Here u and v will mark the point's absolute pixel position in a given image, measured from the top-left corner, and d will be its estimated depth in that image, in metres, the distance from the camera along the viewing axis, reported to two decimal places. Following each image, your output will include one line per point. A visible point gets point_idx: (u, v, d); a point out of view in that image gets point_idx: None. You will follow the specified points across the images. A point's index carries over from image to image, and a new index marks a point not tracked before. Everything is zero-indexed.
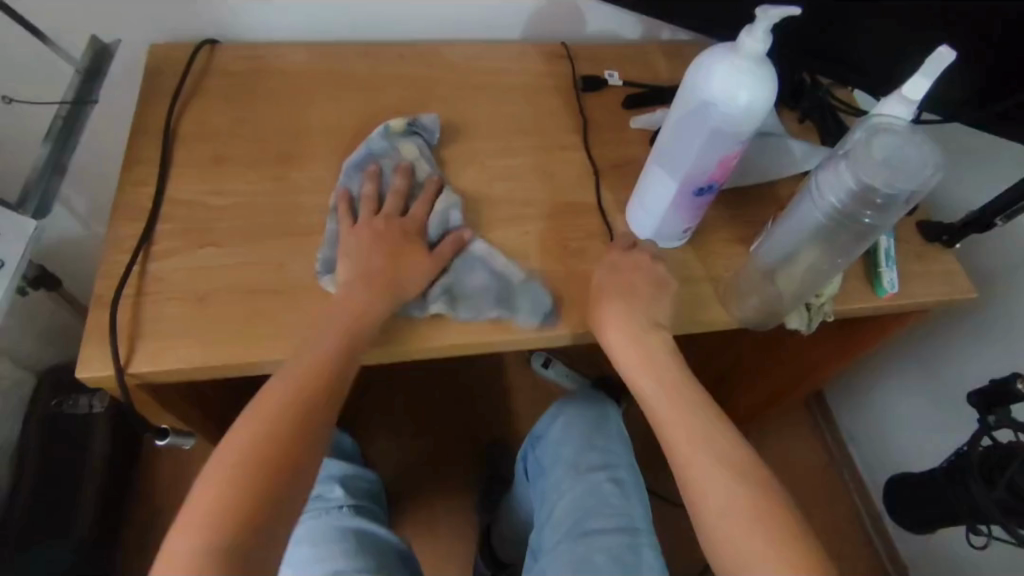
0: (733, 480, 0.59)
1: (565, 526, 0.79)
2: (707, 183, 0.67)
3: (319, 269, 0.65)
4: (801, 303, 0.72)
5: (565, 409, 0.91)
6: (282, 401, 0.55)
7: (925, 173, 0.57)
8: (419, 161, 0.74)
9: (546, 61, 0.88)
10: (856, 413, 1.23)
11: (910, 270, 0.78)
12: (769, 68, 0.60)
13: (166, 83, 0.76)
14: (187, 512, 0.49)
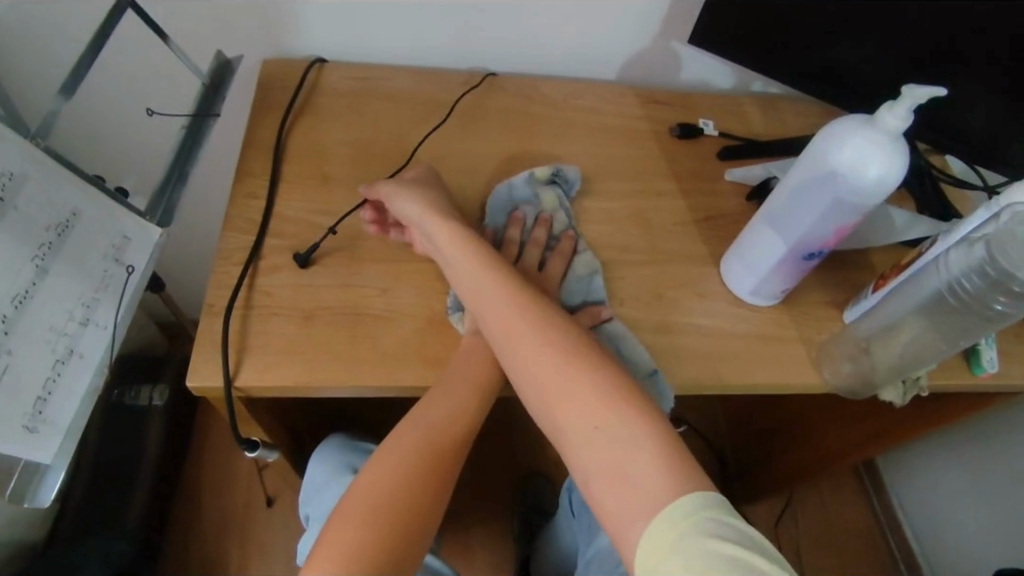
0: (532, 340, 0.57)
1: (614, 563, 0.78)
2: (818, 251, 0.64)
3: (449, 305, 0.67)
4: (897, 378, 0.69)
5: None
6: (418, 443, 0.58)
7: None
8: (557, 213, 0.77)
9: (641, 105, 0.92)
10: (911, 481, 1.24)
11: (1012, 350, 0.75)
12: (904, 146, 0.56)
13: (280, 97, 0.82)
14: (322, 549, 0.50)
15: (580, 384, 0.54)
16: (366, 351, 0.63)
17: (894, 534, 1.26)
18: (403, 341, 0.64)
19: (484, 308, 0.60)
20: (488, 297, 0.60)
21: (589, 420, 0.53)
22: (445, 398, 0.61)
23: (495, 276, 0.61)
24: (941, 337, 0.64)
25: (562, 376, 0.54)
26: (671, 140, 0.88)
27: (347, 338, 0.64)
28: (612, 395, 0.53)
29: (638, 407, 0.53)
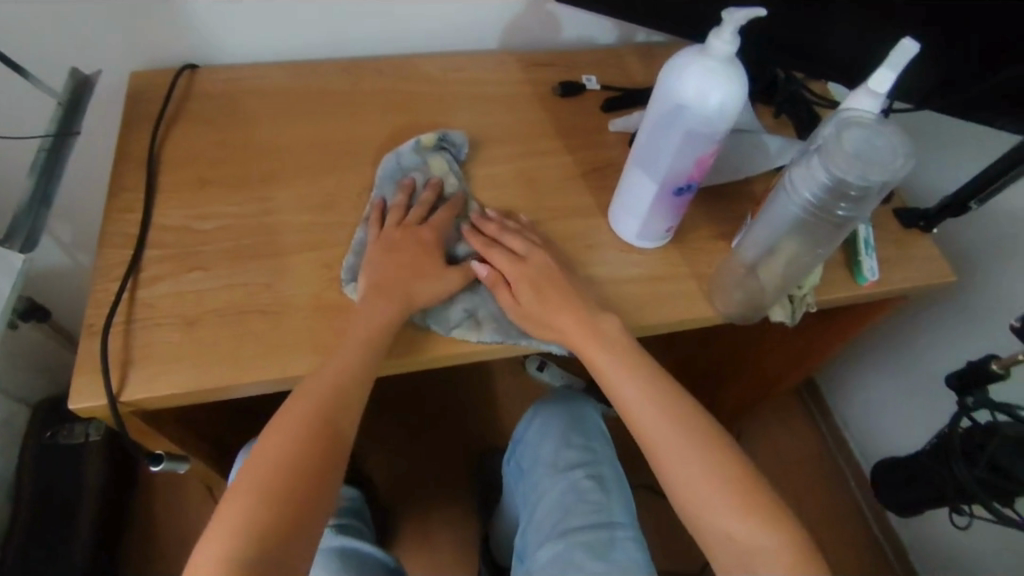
0: (650, 398, 0.65)
1: (550, 523, 0.86)
2: (686, 184, 0.66)
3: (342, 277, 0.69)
4: (784, 295, 0.72)
5: (539, 410, 0.99)
6: (297, 424, 0.59)
7: (895, 164, 0.54)
8: (448, 175, 0.78)
9: (524, 69, 0.92)
10: (846, 401, 1.30)
11: (890, 256, 0.81)
12: (740, 69, 0.58)
13: (149, 107, 0.80)
14: (213, 522, 0.54)
15: (690, 439, 0.63)
16: (257, 347, 0.64)
17: (842, 454, 1.32)
18: (295, 332, 0.65)
19: (606, 365, 0.66)
20: (595, 350, 0.66)
21: (699, 473, 0.62)
22: (322, 380, 0.61)
23: (608, 337, 0.66)
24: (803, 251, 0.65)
25: (678, 430, 0.64)
26: (555, 100, 0.89)
27: (236, 337, 0.64)
28: (721, 452, 0.63)
29: (733, 459, 0.63)
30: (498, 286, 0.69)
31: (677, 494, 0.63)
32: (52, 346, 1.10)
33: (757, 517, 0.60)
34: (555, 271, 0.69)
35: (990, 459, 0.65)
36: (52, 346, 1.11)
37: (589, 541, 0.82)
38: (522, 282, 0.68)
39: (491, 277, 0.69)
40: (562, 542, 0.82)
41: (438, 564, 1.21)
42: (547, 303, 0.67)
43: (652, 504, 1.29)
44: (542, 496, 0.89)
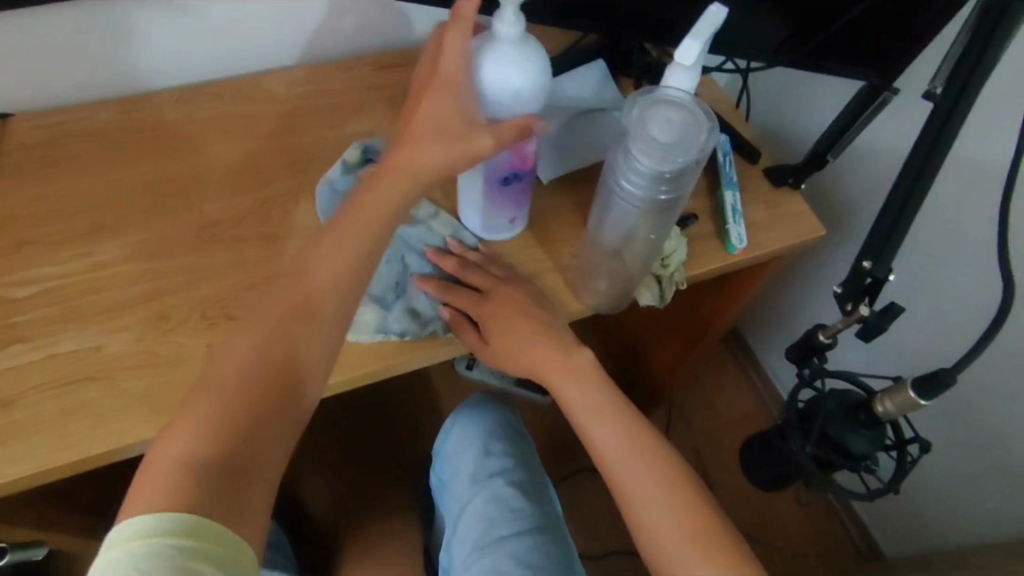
0: (616, 427, 0.62)
1: (473, 539, 0.79)
2: (511, 174, 0.64)
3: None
4: (648, 276, 0.71)
5: (458, 418, 0.90)
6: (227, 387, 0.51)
7: (699, 140, 0.52)
8: None
9: (374, 72, 0.87)
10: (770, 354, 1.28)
11: (758, 220, 0.79)
12: (534, 49, 0.58)
13: None
14: (140, 486, 0.47)
15: (656, 466, 0.60)
16: (87, 418, 0.59)
17: (774, 403, 1.29)
18: (129, 394, 0.61)
19: (575, 396, 0.64)
20: (564, 379, 0.64)
21: (660, 503, 0.58)
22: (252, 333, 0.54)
23: (565, 367, 0.64)
24: (648, 233, 0.63)
25: (643, 461, 0.60)
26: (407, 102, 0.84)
27: (64, 411, 0.59)
28: (678, 479, 0.60)
29: (687, 485, 0.59)
30: (461, 326, 0.66)
31: (637, 526, 0.58)
32: None
33: (709, 549, 0.56)
34: (519, 300, 0.66)
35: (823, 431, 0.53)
36: None
37: (514, 552, 0.76)
38: (485, 318, 0.65)
39: (455, 316, 0.66)
40: (487, 555, 0.76)
41: None
42: (511, 338, 0.65)
43: (595, 487, 1.29)
44: (463, 511, 0.82)
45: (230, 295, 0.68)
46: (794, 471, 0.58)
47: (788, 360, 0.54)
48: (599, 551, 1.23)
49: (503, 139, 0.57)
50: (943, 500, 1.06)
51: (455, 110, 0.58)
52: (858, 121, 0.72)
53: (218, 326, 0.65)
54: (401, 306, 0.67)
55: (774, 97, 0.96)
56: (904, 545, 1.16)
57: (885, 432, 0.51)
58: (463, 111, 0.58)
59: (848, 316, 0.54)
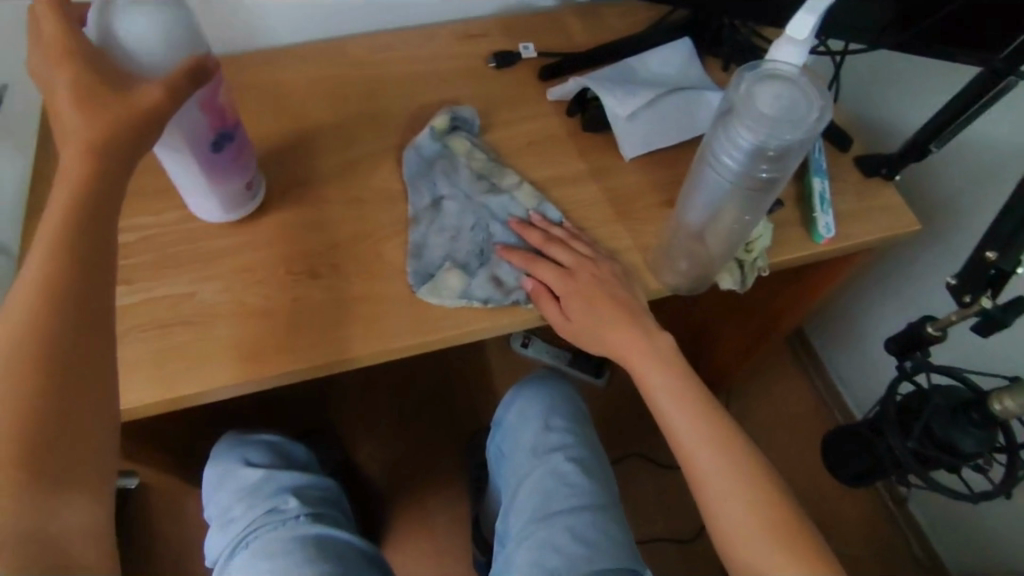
0: (697, 411, 0.62)
1: (530, 511, 0.80)
2: (218, 136, 0.60)
3: (411, 283, 0.67)
4: (732, 261, 0.69)
5: (520, 392, 0.90)
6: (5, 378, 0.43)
7: (808, 119, 0.50)
8: (473, 152, 0.74)
9: (458, 41, 0.86)
10: (836, 353, 1.24)
11: (848, 210, 0.76)
12: None
13: None
14: None
15: (729, 451, 0.60)
16: (182, 361, 0.62)
17: (836, 403, 1.25)
18: (219, 341, 0.64)
19: (653, 377, 0.63)
20: (645, 362, 0.63)
21: (735, 488, 0.59)
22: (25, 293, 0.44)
23: (647, 347, 0.63)
24: (741, 214, 0.61)
25: (720, 447, 0.60)
26: (490, 73, 0.84)
27: (160, 352, 0.63)
28: (752, 466, 0.60)
29: (761, 473, 0.59)
30: (541, 298, 0.66)
31: (710, 514, 0.59)
32: None
33: (780, 538, 0.56)
34: (603, 277, 0.66)
35: (925, 426, 0.54)
36: None
37: (570, 526, 0.77)
38: (569, 290, 0.65)
39: (536, 287, 0.66)
40: (543, 528, 0.77)
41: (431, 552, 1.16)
42: (595, 317, 0.64)
43: (644, 474, 1.28)
44: (521, 483, 0.83)
45: (314, 252, 0.69)
46: (887, 466, 0.59)
47: (889, 352, 0.55)
48: (645, 536, 1.23)
49: (175, 86, 0.49)
50: (1008, 521, 1.02)
51: (93, 69, 0.47)
52: (970, 110, 0.67)
53: (302, 283, 0.67)
54: (484, 273, 0.68)
55: (868, 82, 0.92)
56: (969, 560, 1.11)
57: (994, 432, 0.52)
58: (113, 66, 0.48)
59: (965, 309, 0.53)
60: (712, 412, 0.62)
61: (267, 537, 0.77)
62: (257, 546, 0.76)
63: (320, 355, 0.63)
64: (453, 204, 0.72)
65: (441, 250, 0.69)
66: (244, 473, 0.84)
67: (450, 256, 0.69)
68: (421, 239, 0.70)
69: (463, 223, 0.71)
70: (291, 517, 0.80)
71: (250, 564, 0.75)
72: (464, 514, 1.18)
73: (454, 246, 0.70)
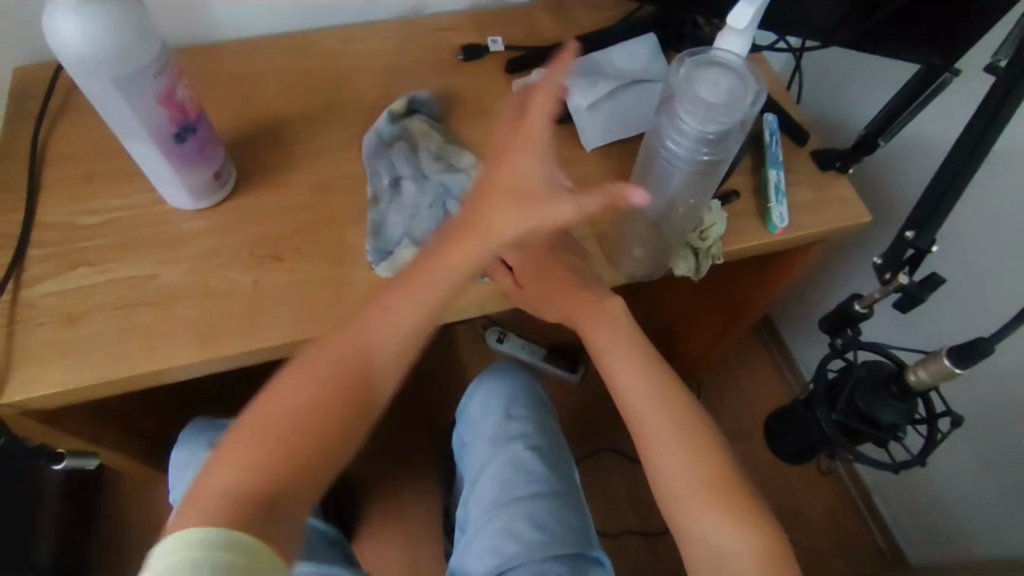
0: (647, 381, 0.63)
1: (490, 498, 0.80)
2: (179, 127, 0.61)
3: (370, 260, 0.69)
4: (686, 245, 0.71)
5: (483, 381, 0.91)
6: (297, 403, 0.57)
7: (744, 104, 0.53)
8: (430, 132, 0.76)
9: (428, 34, 0.88)
10: (803, 348, 1.26)
11: (803, 202, 0.78)
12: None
13: (29, 103, 0.76)
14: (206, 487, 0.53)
15: (677, 419, 0.62)
16: (142, 340, 0.63)
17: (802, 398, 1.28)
18: (180, 321, 0.65)
19: (607, 351, 0.65)
20: (604, 337, 0.66)
21: (682, 456, 0.60)
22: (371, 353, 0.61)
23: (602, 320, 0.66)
24: (689, 197, 0.64)
25: (668, 416, 0.62)
26: (458, 66, 0.85)
27: (121, 331, 0.64)
28: (701, 435, 0.61)
29: (707, 442, 0.61)
30: (496, 270, 0.68)
31: (660, 483, 0.60)
32: None
33: (725, 505, 0.57)
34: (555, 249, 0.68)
35: (850, 400, 0.58)
36: None
37: (529, 513, 0.78)
38: (523, 262, 0.67)
39: (490, 261, 0.68)
40: (504, 514, 0.78)
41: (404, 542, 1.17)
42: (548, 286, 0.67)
43: (616, 467, 1.30)
44: (483, 471, 0.83)
45: (277, 236, 0.70)
46: (815, 442, 0.63)
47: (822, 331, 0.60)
48: (615, 529, 1.25)
49: None
50: (961, 516, 1.06)
51: None
52: (913, 105, 0.72)
53: (266, 266, 0.68)
54: None
55: (827, 80, 0.94)
56: (930, 551, 1.13)
57: (913, 405, 0.56)
58: None
59: (886, 286, 0.59)
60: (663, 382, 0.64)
61: None
62: None
63: (283, 336, 0.64)
64: (411, 183, 0.73)
65: (399, 228, 0.71)
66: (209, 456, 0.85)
67: (407, 233, 0.71)
68: (381, 218, 0.71)
69: (421, 201, 0.73)
70: None
71: None
72: (437, 505, 1.19)
73: (411, 223, 0.71)
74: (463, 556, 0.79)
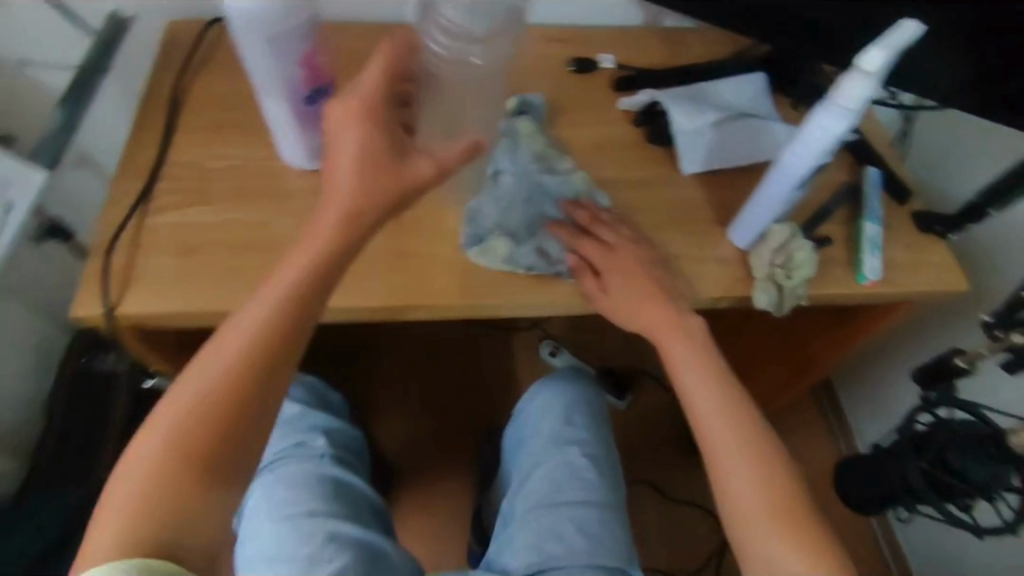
0: (722, 402, 0.63)
1: (538, 496, 0.81)
2: (312, 90, 0.66)
3: (462, 242, 0.72)
4: (771, 281, 0.71)
5: (544, 382, 0.93)
6: (216, 372, 0.54)
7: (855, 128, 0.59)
8: (536, 134, 0.79)
9: (544, 43, 0.91)
10: (863, 414, 1.22)
11: (898, 259, 0.77)
12: None
13: (177, 52, 0.83)
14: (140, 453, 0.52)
15: (752, 446, 0.61)
16: (245, 280, 0.68)
17: None
18: (280, 269, 0.69)
19: (682, 367, 0.65)
20: (683, 352, 0.65)
21: (755, 483, 0.59)
22: (268, 302, 0.56)
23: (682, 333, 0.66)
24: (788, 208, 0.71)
25: (742, 441, 0.61)
26: (568, 76, 0.88)
27: (227, 268, 0.68)
28: (777, 465, 0.60)
29: (780, 475, 0.59)
30: (583, 273, 0.69)
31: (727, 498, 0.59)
32: (73, 268, 1.11)
33: (797, 541, 0.56)
34: (644, 257, 0.69)
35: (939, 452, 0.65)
36: (72, 269, 1.11)
37: (576, 517, 0.78)
38: (612, 269, 0.68)
39: (578, 264, 0.70)
40: (552, 512, 0.79)
41: (433, 530, 1.18)
42: (635, 292, 0.67)
43: (649, 501, 1.27)
44: (534, 468, 0.84)
45: None
46: (891, 488, 0.72)
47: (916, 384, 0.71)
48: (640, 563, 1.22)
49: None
50: None
51: None
52: None
53: None
54: (532, 244, 0.71)
55: (935, 145, 0.93)
56: None
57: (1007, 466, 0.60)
58: None
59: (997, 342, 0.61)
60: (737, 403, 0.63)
61: (292, 468, 0.83)
62: (284, 473, 0.83)
63: (372, 299, 0.68)
64: (510, 178, 0.76)
65: (493, 218, 0.74)
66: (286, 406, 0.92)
67: (500, 224, 0.73)
68: (477, 205, 0.74)
69: (517, 197, 0.75)
70: (318, 454, 0.87)
71: (270, 490, 0.81)
72: (468, 500, 1.20)
73: (505, 215, 0.74)
74: (504, 547, 0.80)
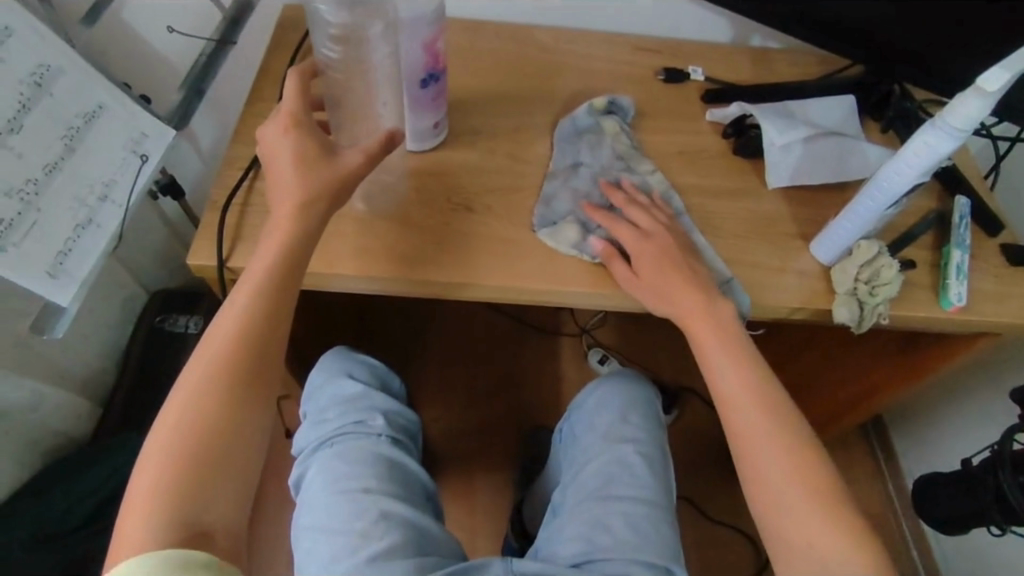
0: (770, 416, 0.64)
1: (588, 492, 0.82)
2: (427, 74, 0.70)
3: (533, 224, 0.75)
4: (854, 296, 0.71)
5: (602, 383, 0.94)
6: (247, 306, 0.61)
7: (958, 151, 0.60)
8: (621, 135, 0.82)
9: (635, 51, 0.94)
10: (919, 453, 1.19)
11: (985, 289, 0.76)
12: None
13: (292, 33, 0.88)
14: (185, 388, 0.59)
15: (800, 461, 0.62)
16: (344, 247, 0.71)
17: (902, 505, 1.21)
18: (377, 240, 0.72)
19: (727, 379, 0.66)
20: (725, 364, 0.66)
21: (803, 498, 0.60)
22: (279, 244, 0.63)
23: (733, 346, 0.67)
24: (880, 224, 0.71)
25: (788, 456, 0.62)
26: (657, 84, 0.91)
27: (328, 234, 0.72)
28: (822, 482, 0.61)
29: (825, 492, 0.61)
30: (612, 259, 0.70)
31: (778, 505, 0.61)
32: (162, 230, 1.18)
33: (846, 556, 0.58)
34: (673, 247, 0.70)
35: None
36: (161, 231, 1.17)
37: (627, 513, 0.78)
38: (641, 252, 0.70)
39: (607, 250, 0.71)
40: (600, 507, 0.79)
41: (472, 519, 1.19)
42: (670, 282, 0.68)
43: (688, 517, 1.26)
44: (585, 464, 0.85)
45: (472, 191, 0.77)
46: (983, 505, 0.73)
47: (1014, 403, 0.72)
48: None
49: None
50: None
51: None
52: None
53: (458, 213, 0.75)
54: (587, 232, 0.74)
55: None
56: None
57: None
58: None
59: None
60: (772, 405, 0.65)
61: (352, 445, 0.84)
62: (343, 447, 0.84)
63: (461, 276, 0.70)
64: (587, 172, 0.79)
65: (568, 205, 0.76)
66: (345, 384, 0.92)
67: (574, 212, 0.76)
68: (552, 191, 0.77)
69: (593, 188, 0.78)
70: (375, 434, 0.86)
71: (330, 462, 0.82)
72: (508, 494, 1.22)
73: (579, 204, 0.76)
74: (553, 540, 0.80)
